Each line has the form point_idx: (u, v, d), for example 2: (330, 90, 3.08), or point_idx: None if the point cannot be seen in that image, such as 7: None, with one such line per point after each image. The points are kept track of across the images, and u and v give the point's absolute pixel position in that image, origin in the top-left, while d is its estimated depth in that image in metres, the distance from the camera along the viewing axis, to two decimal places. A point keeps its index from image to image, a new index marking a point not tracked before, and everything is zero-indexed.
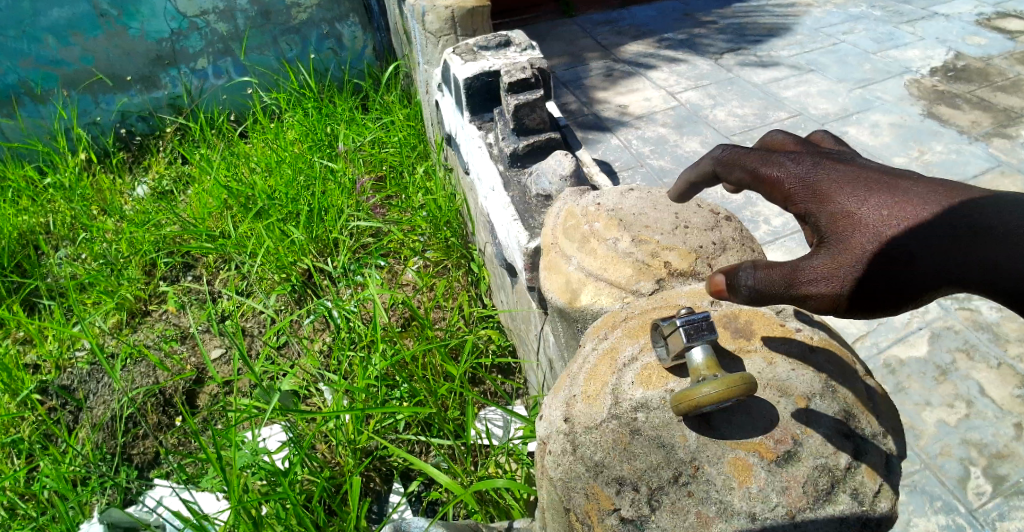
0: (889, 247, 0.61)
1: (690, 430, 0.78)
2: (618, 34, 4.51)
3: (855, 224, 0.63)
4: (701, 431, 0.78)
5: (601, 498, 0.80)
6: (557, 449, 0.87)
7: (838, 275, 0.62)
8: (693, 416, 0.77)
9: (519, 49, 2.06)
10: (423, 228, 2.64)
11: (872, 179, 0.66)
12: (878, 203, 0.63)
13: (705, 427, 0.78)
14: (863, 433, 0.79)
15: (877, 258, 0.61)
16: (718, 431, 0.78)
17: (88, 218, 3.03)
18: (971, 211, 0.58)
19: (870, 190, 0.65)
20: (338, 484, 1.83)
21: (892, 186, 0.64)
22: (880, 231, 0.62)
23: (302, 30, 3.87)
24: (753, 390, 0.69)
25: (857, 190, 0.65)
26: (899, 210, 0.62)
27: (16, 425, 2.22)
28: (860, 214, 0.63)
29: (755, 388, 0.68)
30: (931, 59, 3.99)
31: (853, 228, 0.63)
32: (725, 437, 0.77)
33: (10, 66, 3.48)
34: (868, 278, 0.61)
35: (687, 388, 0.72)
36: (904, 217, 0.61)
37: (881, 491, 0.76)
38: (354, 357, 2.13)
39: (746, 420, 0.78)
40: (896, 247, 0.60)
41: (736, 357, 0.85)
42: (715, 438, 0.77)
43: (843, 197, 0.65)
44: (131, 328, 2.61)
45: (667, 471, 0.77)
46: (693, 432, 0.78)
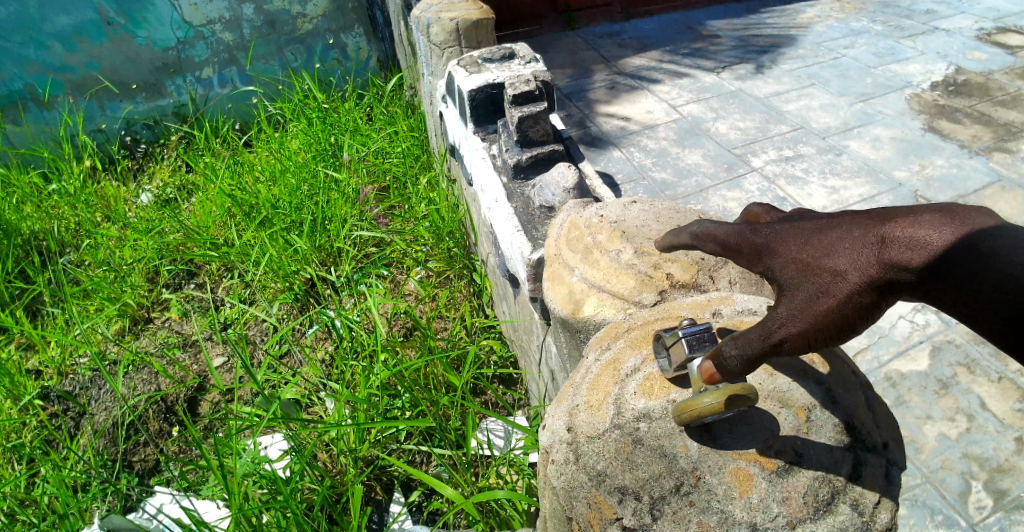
0: (831, 278, 0.64)
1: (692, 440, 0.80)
2: (621, 48, 4.55)
3: (801, 268, 0.68)
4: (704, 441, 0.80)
5: (603, 507, 0.83)
6: (560, 458, 0.88)
7: (796, 319, 0.67)
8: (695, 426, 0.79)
9: (523, 61, 2.08)
10: (426, 238, 2.65)
11: (821, 221, 0.70)
12: (814, 243, 0.67)
13: (707, 437, 0.80)
14: (863, 444, 0.81)
15: (824, 292, 0.64)
16: (719, 440, 0.80)
17: (92, 226, 3.06)
18: (897, 228, 0.59)
19: (812, 230, 0.69)
20: (338, 493, 1.83)
21: (826, 224, 0.68)
22: (821, 268, 0.65)
23: (308, 40, 3.91)
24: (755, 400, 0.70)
25: (800, 235, 0.70)
26: (831, 242, 0.66)
27: (17, 430, 2.22)
28: (803, 257, 0.68)
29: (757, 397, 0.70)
30: (931, 74, 4.02)
31: (801, 273, 0.68)
32: (726, 447, 0.79)
33: (16, 72, 3.51)
34: (824, 312, 0.65)
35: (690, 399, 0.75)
36: (838, 249, 0.64)
37: (882, 501, 0.77)
38: (356, 366, 2.14)
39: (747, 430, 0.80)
40: (835, 276, 0.64)
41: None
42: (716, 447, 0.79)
43: (790, 246, 0.71)
44: (133, 335, 2.61)
45: (669, 480, 0.80)
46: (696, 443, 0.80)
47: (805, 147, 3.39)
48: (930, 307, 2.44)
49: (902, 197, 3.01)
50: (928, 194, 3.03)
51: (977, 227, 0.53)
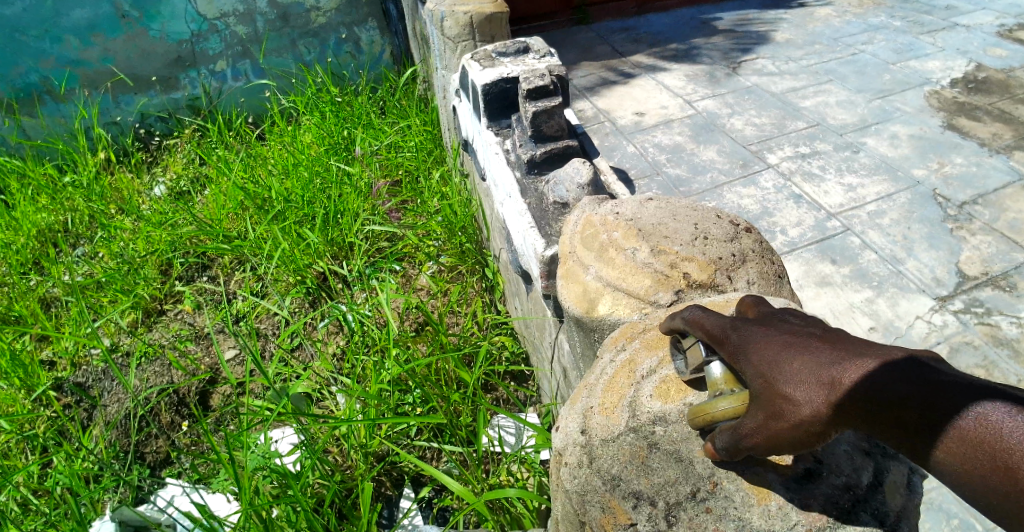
0: (787, 408, 0.60)
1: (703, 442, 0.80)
2: (635, 42, 4.51)
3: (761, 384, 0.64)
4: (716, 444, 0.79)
5: (617, 512, 0.81)
6: (573, 461, 0.88)
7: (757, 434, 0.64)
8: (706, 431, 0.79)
9: (538, 56, 2.06)
10: (439, 232, 2.64)
11: (795, 331, 0.65)
12: (778, 360, 0.63)
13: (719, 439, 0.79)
14: (883, 451, 0.78)
15: (782, 419, 0.61)
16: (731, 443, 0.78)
17: (106, 218, 3.07)
18: (854, 370, 0.55)
19: (780, 344, 0.64)
20: (348, 488, 1.82)
21: (793, 340, 0.63)
22: (778, 392, 0.61)
23: (321, 33, 3.90)
24: None
25: (769, 345, 0.65)
26: (793, 365, 0.61)
27: (31, 421, 2.24)
28: (765, 372, 0.63)
29: None
30: (951, 70, 3.94)
31: (760, 390, 0.64)
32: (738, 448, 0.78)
33: (32, 66, 3.53)
34: (783, 436, 0.62)
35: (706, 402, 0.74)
36: (798, 375, 0.60)
37: (903, 511, 0.75)
38: (367, 360, 2.14)
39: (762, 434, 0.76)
40: (790, 401, 0.60)
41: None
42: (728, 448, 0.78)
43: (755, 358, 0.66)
44: (146, 327, 2.62)
45: (685, 486, 0.79)
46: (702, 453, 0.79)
47: (822, 144, 3.33)
48: (948, 308, 2.40)
49: (921, 196, 2.96)
50: (947, 193, 2.97)
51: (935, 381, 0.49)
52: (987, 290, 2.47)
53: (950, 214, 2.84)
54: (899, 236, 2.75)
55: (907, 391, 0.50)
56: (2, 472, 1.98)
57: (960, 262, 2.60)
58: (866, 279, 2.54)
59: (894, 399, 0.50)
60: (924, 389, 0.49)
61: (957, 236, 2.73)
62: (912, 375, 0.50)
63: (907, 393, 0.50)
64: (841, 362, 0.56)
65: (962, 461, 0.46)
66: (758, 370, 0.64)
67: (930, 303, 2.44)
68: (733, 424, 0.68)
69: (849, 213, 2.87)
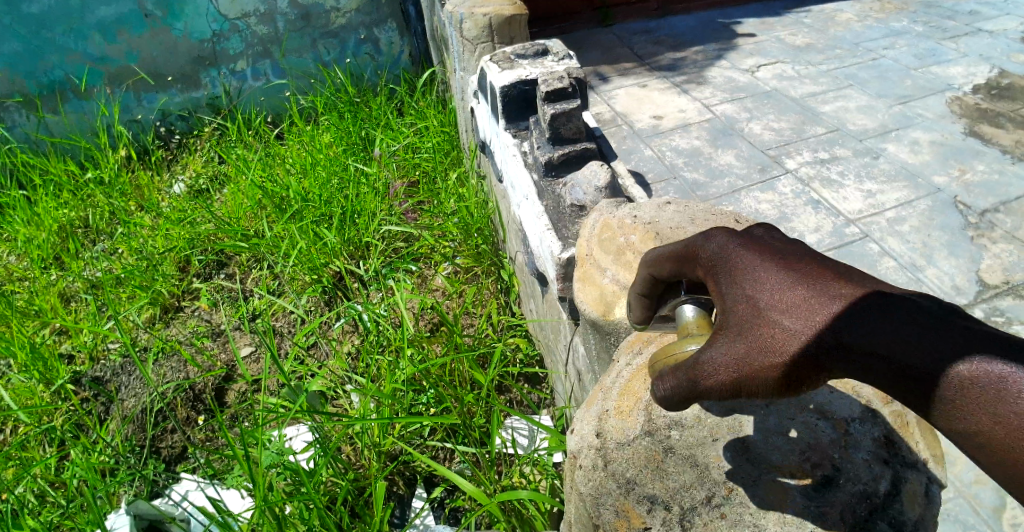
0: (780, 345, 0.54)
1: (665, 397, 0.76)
2: (654, 45, 4.50)
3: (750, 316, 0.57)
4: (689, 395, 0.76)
5: (631, 516, 0.87)
6: (587, 464, 0.93)
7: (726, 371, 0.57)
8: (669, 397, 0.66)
9: (557, 58, 2.07)
10: (455, 233, 2.66)
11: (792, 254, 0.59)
12: (776, 286, 0.56)
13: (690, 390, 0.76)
14: (902, 460, 0.83)
15: (771, 360, 0.54)
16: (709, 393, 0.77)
17: (126, 214, 3.12)
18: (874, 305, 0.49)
19: (775, 267, 0.58)
20: (361, 487, 1.84)
21: (793, 265, 0.57)
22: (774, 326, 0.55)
23: (341, 34, 3.94)
24: None
25: (762, 267, 0.59)
26: (795, 294, 0.54)
27: (49, 413, 2.27)
28: (758, 300, 0.57)
29: None
30: (974, 76, 3.89)
31: (749, 322, 0.56)
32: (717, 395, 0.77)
33: (57, 63, 3.60)
34: (759, 372, 0.56)
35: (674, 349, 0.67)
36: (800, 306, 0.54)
37: (920, 521, 0.78)
38: (382, 360, 2.15)
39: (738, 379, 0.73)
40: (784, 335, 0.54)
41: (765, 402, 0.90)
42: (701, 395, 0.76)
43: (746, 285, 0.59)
44: (163, 323, 2.66)
45: (700, 492, 0.85)
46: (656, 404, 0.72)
47: (841, 149, 3.30)
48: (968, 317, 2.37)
49: (942, 203, 2.92)
50: (968, 200, 2.92)
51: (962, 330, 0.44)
52: (1008, 299, 2.44)
53: (971, 221, 2.80)
54: (919, 243, 2.71)
55: (933, 340, 0.45)
56: (21, 463, 2.02)
57: (981, 271, 2.56)
58: None
59: (909, 340, 0.46)
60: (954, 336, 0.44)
61: (979, 244, 2.68)
62: (943, 320, 0.46)
63: (927, 338, 0.45)
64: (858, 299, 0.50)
65: (975, 420, 0.43)
66: (750, 293, 0.58)
67: None
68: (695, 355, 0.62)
69: (868, 219, 2.83)
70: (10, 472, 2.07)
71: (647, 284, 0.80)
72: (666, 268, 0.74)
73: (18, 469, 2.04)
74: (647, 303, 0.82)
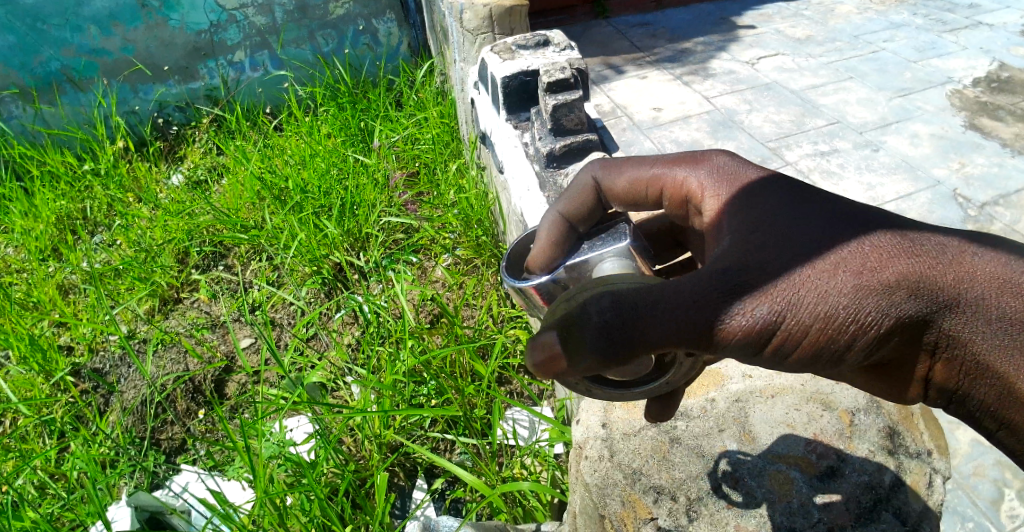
0: (859, 285, 0.71)
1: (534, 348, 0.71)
2: (654, 37, 4.48)
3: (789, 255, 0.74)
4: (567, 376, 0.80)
5: (639, 507, 1.07)
6: (594, 456, 1.15)
7: (767, 304, 0.71)
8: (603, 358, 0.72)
9: (558, 49, 2.07)
10: (455, 225, 2.66)
11: (807, 206, 0.80)
12: (817, 212, 0.79)
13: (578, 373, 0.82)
14: (903, 452, 1.10)
15: (843, 297, 0.71)
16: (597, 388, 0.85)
17: (124, 206, 3.12)
18: (920, 237, 0.75)
19: (795, 197, 0.82)
20: (363, 477, 1.84)
21: (818, 200, 0.82)
22: (835, 267, 0.72)
23: (340, 25, 3.91)
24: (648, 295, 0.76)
25: (777, 195, 0.83)
26: (837, 218, 0.78)
27: (49, 405, 2.27)
28: (798, 216, 0.79)
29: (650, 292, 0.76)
30: (974, 69, 3.88)
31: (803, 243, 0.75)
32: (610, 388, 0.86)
33: (53, 55, 3.57)
34: (817, 271, 0.72)
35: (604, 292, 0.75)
36: (854, 228, 0.76)
37: (925, 512, 1.02)
38: (383, 352, 2.15)
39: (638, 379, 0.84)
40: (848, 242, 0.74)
41: (770, 395, 1.20)
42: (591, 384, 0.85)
43: (774, 230, 0.77)
44: (162, 314, 2.65)
45: (707, 482, 1.08)
46: (569, 342, 0.68)
47: (841, 142, 3.29)
48: None
49: (941, 195, 2.92)
50: (967, 193, 2.92)
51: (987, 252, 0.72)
52: None
53: (971, 215, 2.80)
54: None
55: (974, 254, 0.72)
56: (21, 455, 2.02)
57: None
58: None
59: (957, 254, 0.72)
60: (980, 251, 0.73)
61: None
62: (971, 243, 0.74)
63: (965, 254, 0.72)
64: (911, 247, 0.73)
65: (1006, 302, 0.68)
66: (784, 213, 0.80)
67: None
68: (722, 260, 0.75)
69: None
70: (11, 464, 2.07)
71: (586, 193, 1.07)
72: (632, 177, 1.03)
73: (18, 461, 2.03)
74: (568, 218, 1.06)
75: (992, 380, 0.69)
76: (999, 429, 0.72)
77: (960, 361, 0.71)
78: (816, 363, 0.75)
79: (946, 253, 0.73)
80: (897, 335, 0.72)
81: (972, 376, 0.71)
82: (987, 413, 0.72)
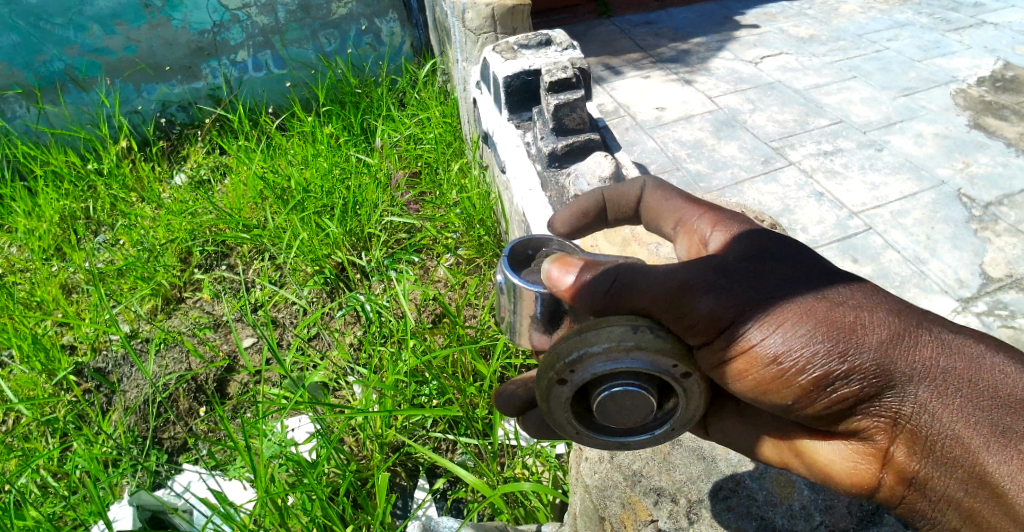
0: (842, 336, 0.70)
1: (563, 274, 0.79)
2: (657, 36, 4.47)
3: (786, 288, 0.74)
4: (566, 398, 0.78)
5: (639, 509, 1.10)
6: (594, 459, 1.18)
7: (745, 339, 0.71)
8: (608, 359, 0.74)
9: (560, 49, 2.06)
10: (456, 225, 2.66)
11: (810, 258, 0.79)
12: (819, 264, 0.78)
13: (574, 400, 0.79)
14: None
15: (823, 337, 0.70)
16: (587, 425, 0.83)
17: (127, 206, 3.13)
18: (922, 311, 0.75)
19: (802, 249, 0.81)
20: (364, 478, 1.84)
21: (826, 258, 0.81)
22: (824, 311, 0.71)
23: (342, 25, 3.90)
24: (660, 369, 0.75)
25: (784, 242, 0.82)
26: (839, 274, 0.77)
27: (51, 405, 2.27)
28: (801, 262, 0.78)
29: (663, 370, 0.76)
30: (978, 68, 3.86)
31: (791, 288, 0.74)
32: (599, 433, 0.84)
33: (56, 54, 3.58)
34: (804, 316, 0.71)
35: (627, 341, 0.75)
36: (855, 285, 0.76)
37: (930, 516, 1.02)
38: (384, 351, 2.16)
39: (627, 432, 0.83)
40: (844, 295, 0.73)
41: None
42: (585, 423, 0.83)
43: (778, 255, 0.79)
44: (165, 314, 2.65)
45: (708, 484, 1.11)
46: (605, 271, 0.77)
47: (844, 141, 3.28)
48: (971, 310, 2.37)
49: (945, 196, 2.90)
50: (972, 193, 2.91)
51: (987, 345, 0.72)
52: (1011, 293, 2.44)
53: (975, 215, 2.79)
54: (922, 236, 2.70)
55: (973, 342, 0.72)
56: (24, 454, 2.02)
57: (985, 264, 2.56)
58: (888, 278, 2.50)
59: (957, 337, 0.72)
60: (980, 341, 0.72)
61: (982, 237, 2.68)
62: (974, 334, 0.74)
63: (966, 339, 0.72)
64: (907, 315, 0.72)
65: (991, 393, 0.67)
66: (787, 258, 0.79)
67: (953, 304, 2.40)
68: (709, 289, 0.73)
69: (871, 213, 2.81)
70: (14, 463, 2.08)
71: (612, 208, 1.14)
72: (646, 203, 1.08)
73: (20, 460, 2.04)
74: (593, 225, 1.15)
75: (960, 471, 0.67)
76: None
77: (933, 447, 0.69)
78: (786, 403, 0.74)
79: (946, 333, 0.72)
80: (872, 396, 0.71)
81: (940, 464, 0.69)
82: (949, 505, 0.70)
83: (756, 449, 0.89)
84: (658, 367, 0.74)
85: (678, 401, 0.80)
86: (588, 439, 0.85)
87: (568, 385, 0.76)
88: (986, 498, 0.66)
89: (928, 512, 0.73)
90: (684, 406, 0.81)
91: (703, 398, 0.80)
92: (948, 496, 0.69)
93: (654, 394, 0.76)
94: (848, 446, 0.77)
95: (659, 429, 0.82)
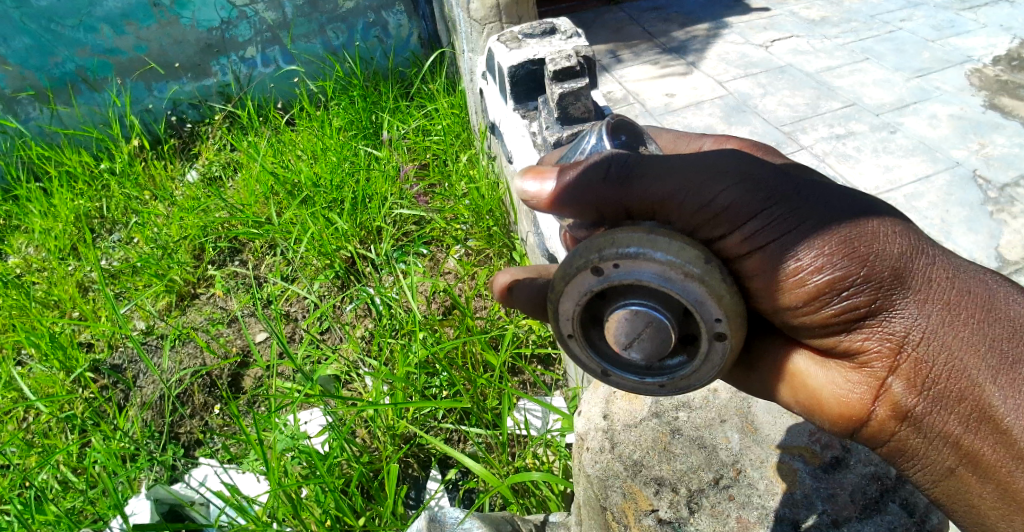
0: (867, 254, 0.75)
1: (555, 181, 0.88)
2: (665, 21, 4.43)
3: (813, 195, 0.79)
4: (590, 288, 0.83)
5: (640, 498, 1.15)
6: (595, 448, 1.23)
7: (762, 238, 0.78)
8: (646, 271, 0.78)
9: (565, 37, 2.04)
10: (466, 216, 2.68)
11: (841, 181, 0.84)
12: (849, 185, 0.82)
13: (592, 297, 0.85)
14: None
15: (850, 253, 0.75)
16: (583, 331, 0.90)
17: (140, 204, 3.17)
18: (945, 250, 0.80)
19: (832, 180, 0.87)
20: (376, 469, 1.86)
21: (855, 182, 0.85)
22: (854, 226, 0.76)
23: (349, 18, 3.90)
24: (689, 303, 0.78)
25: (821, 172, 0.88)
26: (868, 197, 0.81)
27: (70, 402, 2.31)
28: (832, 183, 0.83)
29: (691, 303, 0.78)
30: (995, 47, 3.77)
31: (819, 196, 0.78)
32: (589, 345, 0.91)
33: (68, 55, 3.61)
34: (832, 228, 0.76)
35: (675, 271, 0.76)
36: (880, 209, 0.80)
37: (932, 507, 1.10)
38: (395, 344, 2.19)
39: (615, 361, 0.91)
40: (873, 216, 0.78)
41: None
42: (583, 327, 0.89)
43: (810, 175, 0.84)
44: (179, 310, 2.69)
45: (710, 474, 1.17)
46: (607, 161, 0.84)
47: (857, 124, 3.23)
48: None
49: (960, 177, 2.86)
50: (988, 174, 2.86)
51: (1000, 286, 0.79)
52: None
53: (991, 196, 2.74)
54: (937, 219, 2.66)
55: (991, 284, 0.79)
56: (44, 450, 2.07)
57: (1001, 247, 2.52)
58: None
59: (977, 275, 0.79)
60: (995, 282, 0.79)
61: (998, 219, 2.64)
62: (987, 275, 0.81)
63: (985, 279, 0.79)
64: (929, 245, 0.78)
65: (1006, 331, 0.74)
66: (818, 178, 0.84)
67: None
68: (740, 187, 0.78)
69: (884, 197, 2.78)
70: (35, 459, 2.12)
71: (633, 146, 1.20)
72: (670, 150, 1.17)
73: (41, 455, 2.09)
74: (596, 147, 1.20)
75: (965, 406, 0.75)
76: (958, 464, 0.79)
77: (941, 378, 0.76)
78: (797, 306, 0.79)
79: (966, 272, 0.79)
80: (889, 321, 0.77)
81: (943, 399, 0.77)
82: (945, 441, 0.78)
83: (756, 365, 0.93)
84: (699, 311, 0.78)
85: (697, 351, 0.84)
86: (573, 345, 0.91)
87: (600, 276, 0.81)
88: (986, 433, 0.74)
89: (921, 447, 0.81)
90: (701, 360, 0.84)
91: (726, 355, 0.82)
92: (946, 430, 0.77)
93: (673, 338, 0.82)
94: (849, 371, 0.83)
95: (646, 376, 0.90)
